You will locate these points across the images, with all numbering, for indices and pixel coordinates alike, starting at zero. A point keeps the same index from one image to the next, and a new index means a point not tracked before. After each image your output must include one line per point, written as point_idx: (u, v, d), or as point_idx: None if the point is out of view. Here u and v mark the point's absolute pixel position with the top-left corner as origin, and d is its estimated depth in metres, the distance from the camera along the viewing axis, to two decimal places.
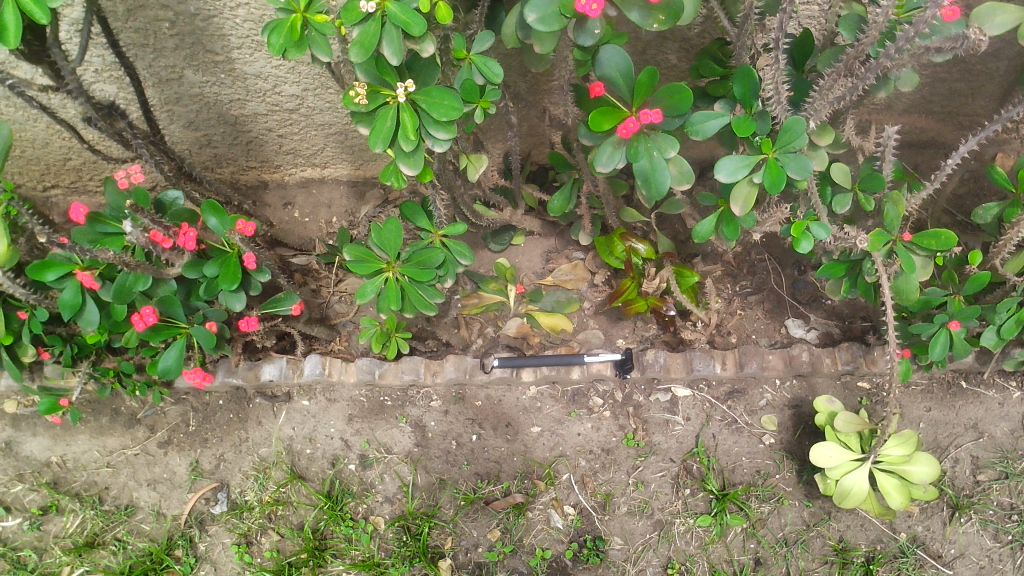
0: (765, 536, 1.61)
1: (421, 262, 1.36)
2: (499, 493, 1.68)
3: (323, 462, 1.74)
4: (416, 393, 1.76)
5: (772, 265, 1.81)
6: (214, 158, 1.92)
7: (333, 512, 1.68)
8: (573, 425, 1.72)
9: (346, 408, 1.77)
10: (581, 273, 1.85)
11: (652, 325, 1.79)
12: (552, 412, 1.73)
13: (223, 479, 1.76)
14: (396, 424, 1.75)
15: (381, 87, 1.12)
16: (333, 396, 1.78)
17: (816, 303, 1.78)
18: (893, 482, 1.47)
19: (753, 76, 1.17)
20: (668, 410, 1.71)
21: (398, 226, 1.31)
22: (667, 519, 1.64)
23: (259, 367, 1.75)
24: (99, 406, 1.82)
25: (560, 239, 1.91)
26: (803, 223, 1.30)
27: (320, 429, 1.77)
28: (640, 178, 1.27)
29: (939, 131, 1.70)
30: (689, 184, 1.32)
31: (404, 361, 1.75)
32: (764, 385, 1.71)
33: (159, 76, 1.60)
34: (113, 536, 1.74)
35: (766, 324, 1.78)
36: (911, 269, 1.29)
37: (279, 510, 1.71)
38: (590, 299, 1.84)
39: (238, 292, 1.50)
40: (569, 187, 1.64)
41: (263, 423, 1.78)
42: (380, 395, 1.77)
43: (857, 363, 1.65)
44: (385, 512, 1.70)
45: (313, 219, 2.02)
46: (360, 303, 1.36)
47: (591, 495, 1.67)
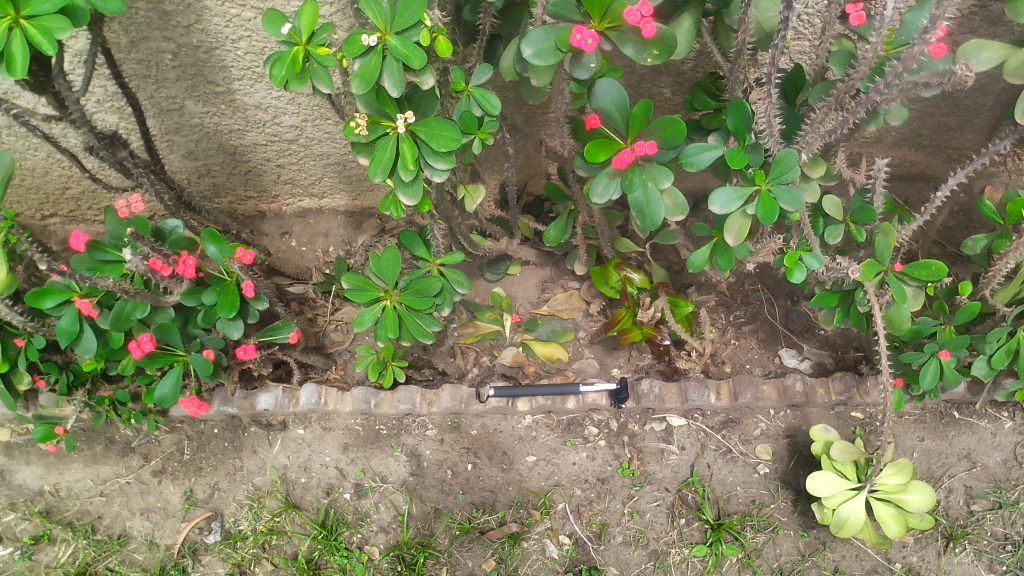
0: (760, 566, 1.61)
1: (419, 290, 1.37)
2: (494, 523, 1.68)
3: (318, 491, 1.74)
4: (412, 422, 1.77)
5: (765, 295, 1.83)
6: (213, 188, 1.94)
7: (328, 542, 1.67)
8: (568, 455, 1.72)
9: (342, 436, 1.77)
10: (576, 302, 1.87)
11: (647, 354, 1.80)
12: (548, 441, 1.74)
13: (217, 509, 1.75)
14: (392, 453, 1.75)
15: (381, 118, 1.14)
16: (329, 424, 1.79)
17: (810, 334, 1.79)
18: (890, 511, 1.48)
19: (747, 109, 1.19)
20: (663, 440, 1.72)
21: (397, 255, 1.32)
22: (662, 549, 1.63)
23: (255, 396, 1.75)
24: (93, 434, 1.81)
25: (556, 269, 1.93)
26: (796, 252, 1.31)
27: (315, 458, 1.77)
28: (634, 209, 1.29)
29: (928, 164, 1.73)
30: (683, 216, 1.34)
31: (399, 390, 1.75)
32: (758, 414, 1.72)
33: (160, 106, 1.62)
34: (106, 566, 1.73)
35: (760, 354, 1.80)
36: (903, 300, 1.31)
37: (274, 540, 1.71)
38: (585, 328, 1.86)
39: (235, 320, 1.51)
40: (566, 218, 1.66)
41: (258, 451, 1.78)
42: (376, 424, 1.78)
43: (851, 394, 1.67)
44: (380, 542, 1.69)
45: (310, 248, 2.04)
46: (358, 330, 1.37)
47: (587, 525, 1.67)
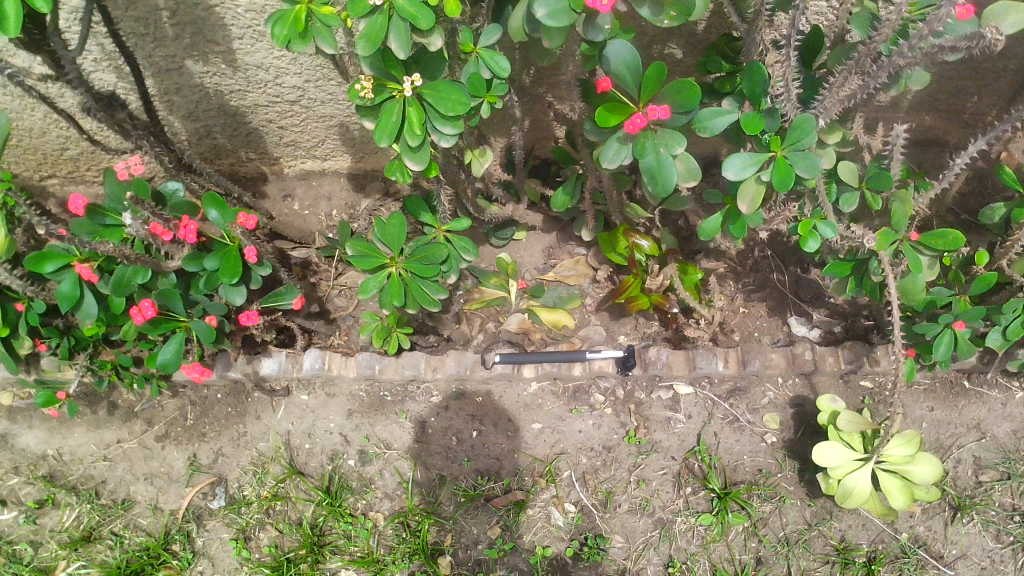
0: (767, 535, 1.59)
1: (425, 258, 1.31)
2: (499, 490, 1.67)
3: (322, 457, 1.74)
4: (417, 388, 1.76)
5: (775, 262, 1.80)
6: (213, 150, 1.91)
7: (332, 508, 1.66)
8: (574, 422, 1.71)
9: (347, 402, 1.77)
10: (583, 268, 1.85)
11: (654, 321, 1.78)
12: (554, 409, 1.73)
13: (221, 474, 1.75)
14: (397, 419, 1.75)
15: (387, 81, 1.10)
16: (332, 390, 1.78)
17: (819, 301, 1.78)
18: (896, 483, 1.47)
19: (764, 72, 1.16)
20: (670, 408, 1.71)
21: (403, 220, 1.28)
22: (669, 517, 1.62)
23: (258, 361, 1.75)
24: (96, 398, 1.81)
25: (562, 236, 1.90)
26: (811, 222, 1.30)
27: (319, 424, 1.76)
28: (646, 174, 1.27)
29: (944, 129, 1.70)
30: (696, 181, 1.31)
31: (404, 356, 1.75)
32: (766, 382, 1.70)
33: (159, 65, 1.58)
34: (110, 530, 1.71)
35: (767, 322, 1.78)
36: (919, 269, 1.29)
37: (278, 505, 1.70)
38: (592, 295, 1.84)
39: (238, 286, 1.47)
40: (573, 182, 1.63)
41: (262, 417, 1.78)
42: (380, 390, 1.77)
43: (860, 363, 1.65)
44: (385, 508, 1.69)
45: (312, 211, 2.02)
46: (362, 297, 1.33)
47: (592, 493, 1.65)
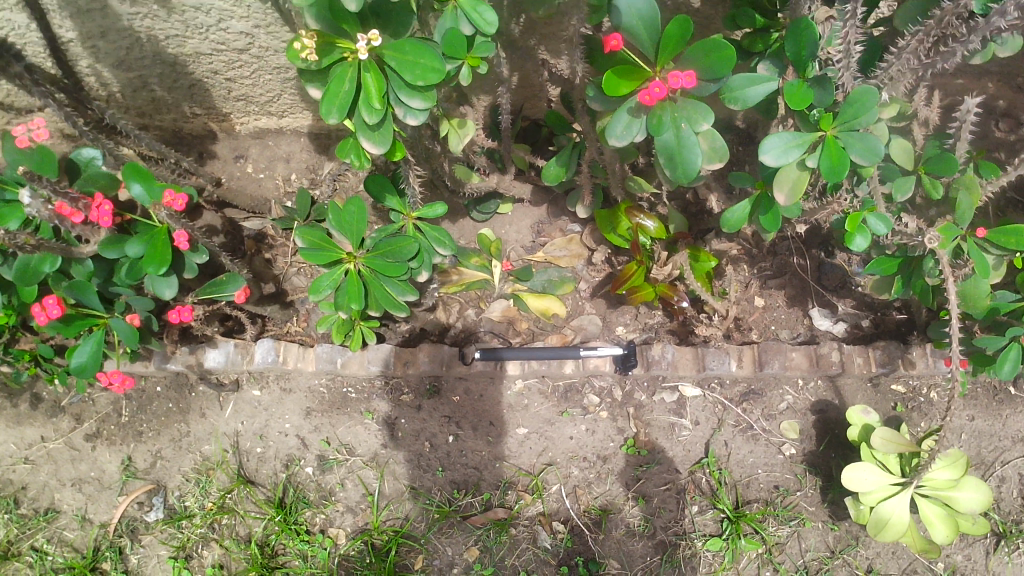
0: (783, 563, 1.41)
1: (390, 253, 1.06)
2: (478, 507, 1.47)
3: (275, 464, 1.52)
4: (385, 384, 1.54)
5: (796, 245, 1.58)
6: (153, 103, 1.65)
7: (286, 526, 1.46)
8: (564, 427, 1.50)
9: (304, 400, 1.55)
10: (577, 248, 1.62)
11: (657, 312, 1.56)
12: (541, 411, 1.51)
13: (160, 481, 1.53)
14: (362, 421, 1.53)
15: (336, 38, 0.84)
16: (288, 385, 1.56)
17: (846, 290, 1.56)
18: (937, 511, 1.28)
19: (814, 31, 0.92)
20: (675, 412, 1.49)
21: (362, 207, 1.04)
22: (671, 540, 1.42)
23: (202, 351, 1.51)
24: (15, 391, 1.57)
25: (552, 209, 1.66)
26: (859, 213, 1.07)
27: (273, 424, 1.54)
28: (662, 154, 1.03)
29: (999, 95, 1.46)
30: (722, 163, 1.07)
31: (370, 349, 1.50)
32: (785, 385, 1.49)
33: (78, 6, 1.30)
34: (30, 546, 1.50)
35: (786, 314, 1.57)
36: (986, 273, 1.06)
37: (224, 519, 1.49)
38: (586, 279, 1.61)
39: (168, 276, 1.22)
40: (568, 152, 1.39)
41: (207, 415, 1.55)
42: (343, 386, 1.55)
43: (895, 366, 1.43)
44: (347, 524, 1.49)
45: (268, 175, 1.77)
46: (313, 299, 1.09)
47: (584, 511, 1.46)
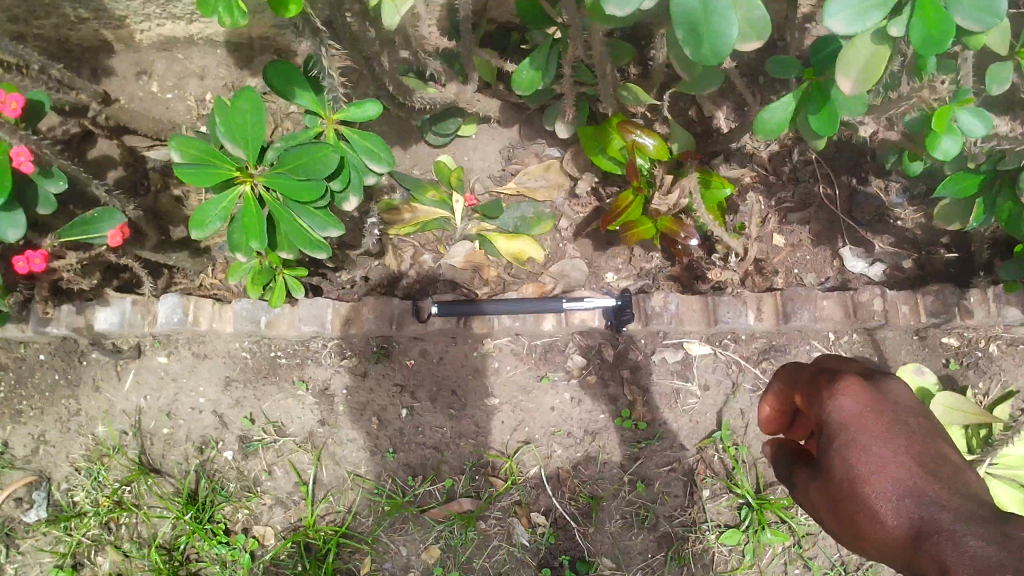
0: (814, 559, 1.16)
1: (299, 169, 0.76)
2: (437, 497, 1.19)
3: (187, 448, 1.24)
4: (321, 347, 1.24)
5: (823, 171, 1.30)
6: (26, 8, 1.26)
7: (198, 525, 1.18)
8: (544, 396, 1.22)
9: (222, 367, 1.25)
10: (556, 178, 1.33)
11: (656, 254, 1.29)
12: (515, 377, 1.23)
13: (43, 471, 1.24)
14: (293, 393, 1.24)
15: None
16: (202, 350, 1.25)
17: (882, 225, 1.29)
18: (1010, 493, 1.09)
19: None
20: (679, 376, 1.22)
21: (259, 101, 0.75)
22: (678, 533, 1.17)
23: (91, 310, 1.20)
24: None
25: (524, 130, 1.36)
26: (946, 108, 0.78)
27: (184, 398, 1.25)
28: (682, 29, 0.68)
29: None
30: (757, 46, 0.73)
31: (302, 304, 1.22)
32: (813, 340, 1.21)
33: None
34: None
35: (810, 254, 1.29)
36: None
37: (123, 518, 1.21)
38: (568, 215, 1.33)
39: (12, 211, 0.91)
40: (545, 51, 1.07)
41: (102, 389, 1.25)
42: (270, 350, 1.25)
43: (950, 317, 1.16)
44: (276, 521, 1.21)
45: (178, 95, 1.45)
46: (197, 236, 0.79)
47: (571, 499, 1.18)
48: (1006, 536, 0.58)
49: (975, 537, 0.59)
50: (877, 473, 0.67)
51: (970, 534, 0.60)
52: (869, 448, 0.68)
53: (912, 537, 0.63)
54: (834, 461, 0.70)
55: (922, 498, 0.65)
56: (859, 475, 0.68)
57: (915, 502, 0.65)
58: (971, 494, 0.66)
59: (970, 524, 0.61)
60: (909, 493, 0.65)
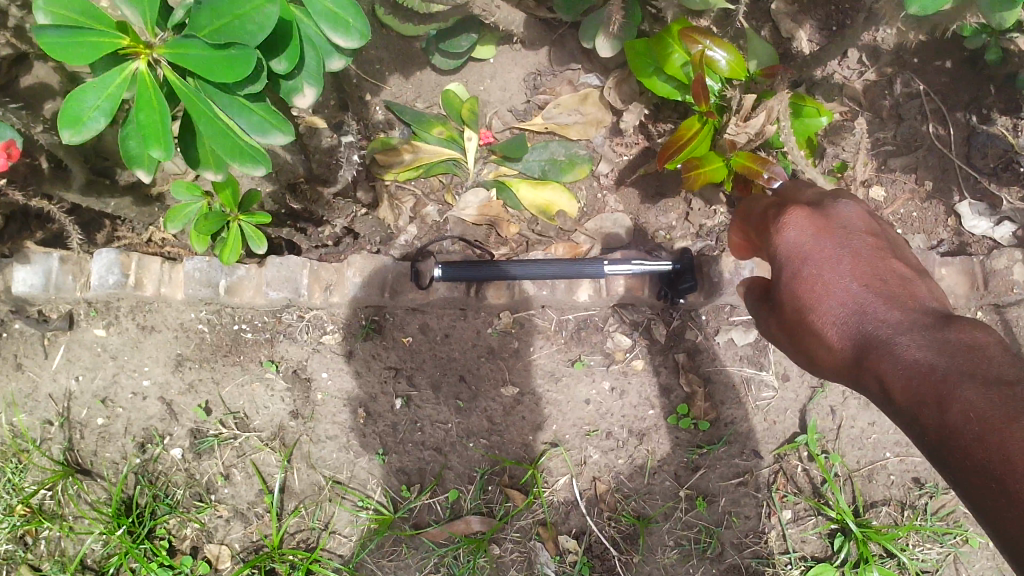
0: None
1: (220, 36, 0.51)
2: (438, 512, 0.95)
3: (127, 445, 0.98)
4: (295, 320, 0.98)
5: (933, 105, 1.03)
6: None
7: (133, 546, 0.94)
8: (577, 387, 0.97)
9: (172, 344, 0.99)
10: (594, 110, 1.05)
11: (720, 208, 1.03)
12: (542, 361, 0.97)
13: None
14: (260, 377, 0.98)
15: None
16: (149, 320, 0.99)
17: (1007, 175, 1.02)
18: None
19: None
20: (753, 363, 0.96)
21: None
22: (750, 565, 0.94)
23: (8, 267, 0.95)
24: None
25: (555, 53, 1.08)
26: None
27: (124, 381, 0.99)
28: None
29: None
30: None
31: (271, 265, 0.95)
32: None
33: None
34: None
35: (913, 212, 1.03)
36: None
37: (45, 531, 0.97)
38: (609, 159, 1.06)
39: None
40: None
41: (24, 367, 0.99)
42: (233, 322, 0.99)
43: None
44: (235, 538, 0.97)
45: None
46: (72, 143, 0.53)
47: (610, 521, 0.95)
48: (949, 341, 0.51)
49: (915, 342, 0.53)
50: (824, 299, 0.58)
51: (905, 336, 0.53)
52: (809, 272, 0.59)
53: (855, 355, 0.56)
54: (783, 297, 0.61)
55: (867, 314, 0.56)
56: (810, 302, 0.59)
57: (858, 314, 0.56)
58: (932, 305, 0.56)
59: (908, 333, 0.53)
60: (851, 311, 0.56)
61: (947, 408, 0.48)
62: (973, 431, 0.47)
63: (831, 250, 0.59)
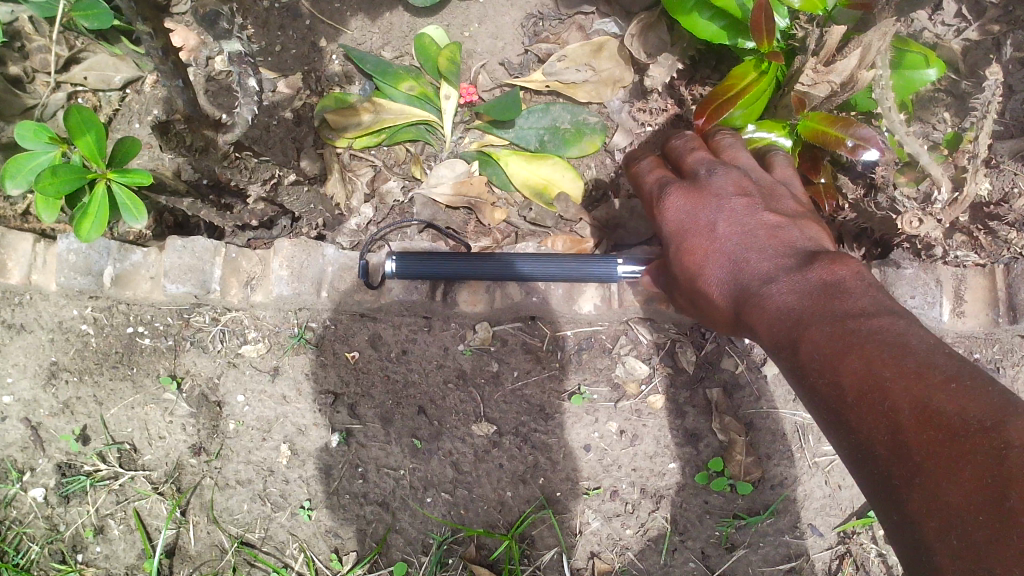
0: None
1: None
2: None
3: None
4: (206, 323, 0.74)
5: None
6: None
7: None
8: (576, 429, 0.73)
9: (46, 349, 0.74)
10: (611, 67, 0.81)
11: None
12: (530, 393, 0.73)
13: None
14: (156, 398, 0.74)
15: None
16: (14, 318, 0.74)
17: None
18: None
19: None
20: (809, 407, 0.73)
21: None
22: None
23: None
24: None
25: None
26: None
27: None
28: None
29: None
30: None
31: (171, 248, 0.71)
32: None
33: None
34: None
35: None
36: None
37: None
38: (628, 131, 0.82)
39: None
40: None
41: None
42: (127, 323, 0.75)
43: None
44: None
45: None
46: None
47: None
48: (812, 281, 0.44)
49: (784, 286, 0.45)
50: (705, 260, 0.51)
51: (773, 283, 0.46)
52: (681, 234, 0.53)
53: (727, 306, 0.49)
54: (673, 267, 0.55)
55: (736, 261, 0.49)
56: (693, 267, 0.52)
57: (730, 264, 0.49)
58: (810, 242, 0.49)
59: (775, 274, 0.46)
60: (714, 261, 0.50)
61: (798, 349, 0.41)
62: (824, 371, 0.39)
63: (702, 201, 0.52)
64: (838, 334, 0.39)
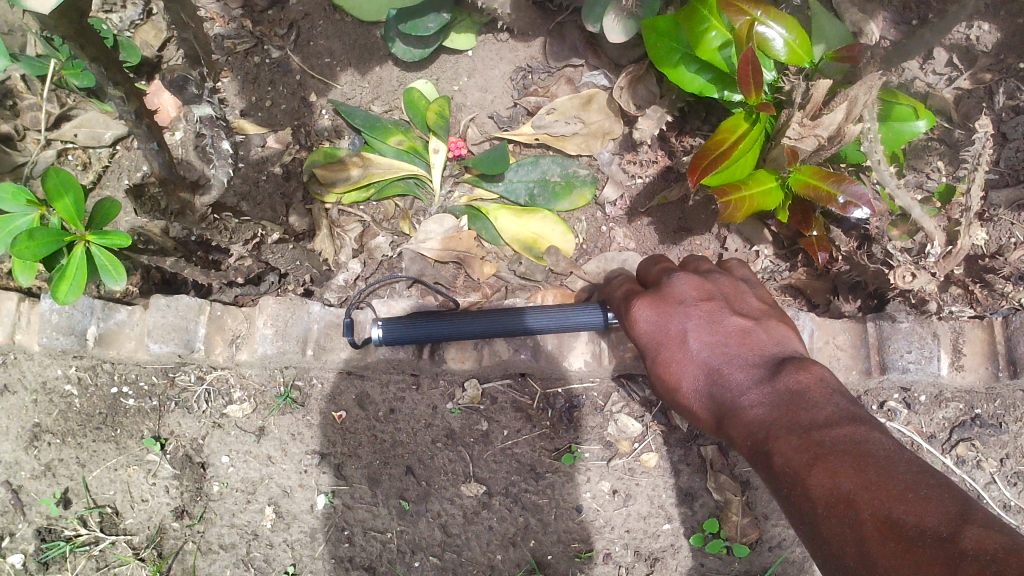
0: None
1: None
2: None
3: None
4: (190, 382, 0.72)
5: None
6: None
7: None
8: (569, 489, 0.71)
9: (29, 410, 0.73)
10: (601, 120, 0.81)
11: (762, 249, 0.78)
12: (522, 451, 0.72)
13: None
14: (140, 460, 0.72)
15: None
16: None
17: None
18: None
19: None
20: None
21: None
22: None
23: None
24: None
25: (552, 45, 0.83)
26: None
27: None
28: None
29: None
30: None
31: (155, 308, 0.69)
32: None
33: None
34: None
35: None
36: None
37: None
38: (619, 184, 0.81)
39: None
40: None
41: None
42: (111, 383, 0.73)
43: None
44: None
45: None
46: None
47: None
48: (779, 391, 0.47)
49: (752, 399, 0.48)
50: (678, 371, 0.53)
51: (747, 397, 0.48)
52: (656, 350, 0.55)
53: (713, 421, 0.51)
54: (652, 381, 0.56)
55: (711, 373, 0.52)
56: (670, 379, 0.54)
57: (707, 378, 0.52)
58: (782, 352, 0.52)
59: (745, 386, 0.49)
60: (688, 376, 0.52)
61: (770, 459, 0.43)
62: (791, 482, 0.41)
63: (677, 316, 0.54)
64: (802, 447, 0.42)
